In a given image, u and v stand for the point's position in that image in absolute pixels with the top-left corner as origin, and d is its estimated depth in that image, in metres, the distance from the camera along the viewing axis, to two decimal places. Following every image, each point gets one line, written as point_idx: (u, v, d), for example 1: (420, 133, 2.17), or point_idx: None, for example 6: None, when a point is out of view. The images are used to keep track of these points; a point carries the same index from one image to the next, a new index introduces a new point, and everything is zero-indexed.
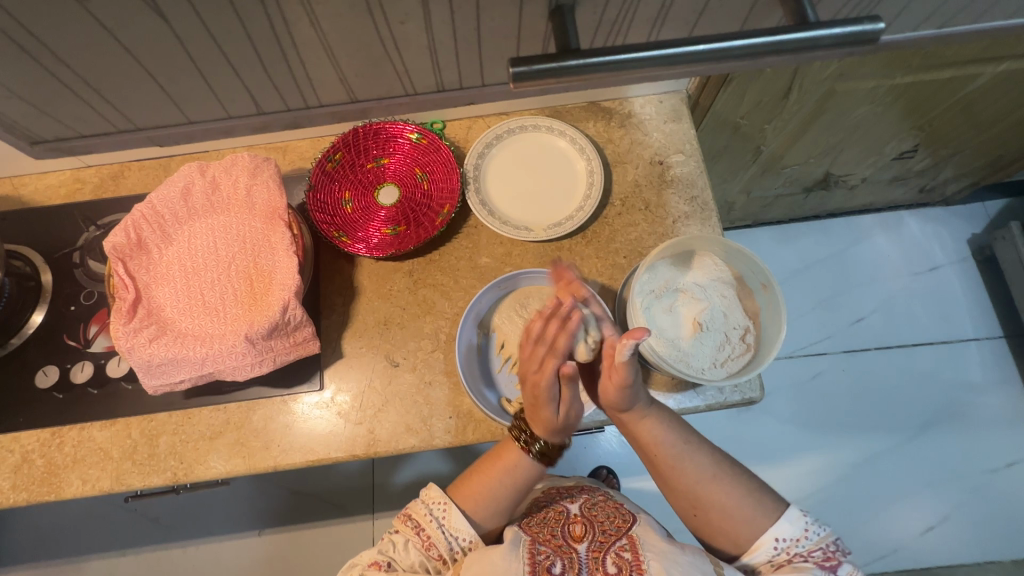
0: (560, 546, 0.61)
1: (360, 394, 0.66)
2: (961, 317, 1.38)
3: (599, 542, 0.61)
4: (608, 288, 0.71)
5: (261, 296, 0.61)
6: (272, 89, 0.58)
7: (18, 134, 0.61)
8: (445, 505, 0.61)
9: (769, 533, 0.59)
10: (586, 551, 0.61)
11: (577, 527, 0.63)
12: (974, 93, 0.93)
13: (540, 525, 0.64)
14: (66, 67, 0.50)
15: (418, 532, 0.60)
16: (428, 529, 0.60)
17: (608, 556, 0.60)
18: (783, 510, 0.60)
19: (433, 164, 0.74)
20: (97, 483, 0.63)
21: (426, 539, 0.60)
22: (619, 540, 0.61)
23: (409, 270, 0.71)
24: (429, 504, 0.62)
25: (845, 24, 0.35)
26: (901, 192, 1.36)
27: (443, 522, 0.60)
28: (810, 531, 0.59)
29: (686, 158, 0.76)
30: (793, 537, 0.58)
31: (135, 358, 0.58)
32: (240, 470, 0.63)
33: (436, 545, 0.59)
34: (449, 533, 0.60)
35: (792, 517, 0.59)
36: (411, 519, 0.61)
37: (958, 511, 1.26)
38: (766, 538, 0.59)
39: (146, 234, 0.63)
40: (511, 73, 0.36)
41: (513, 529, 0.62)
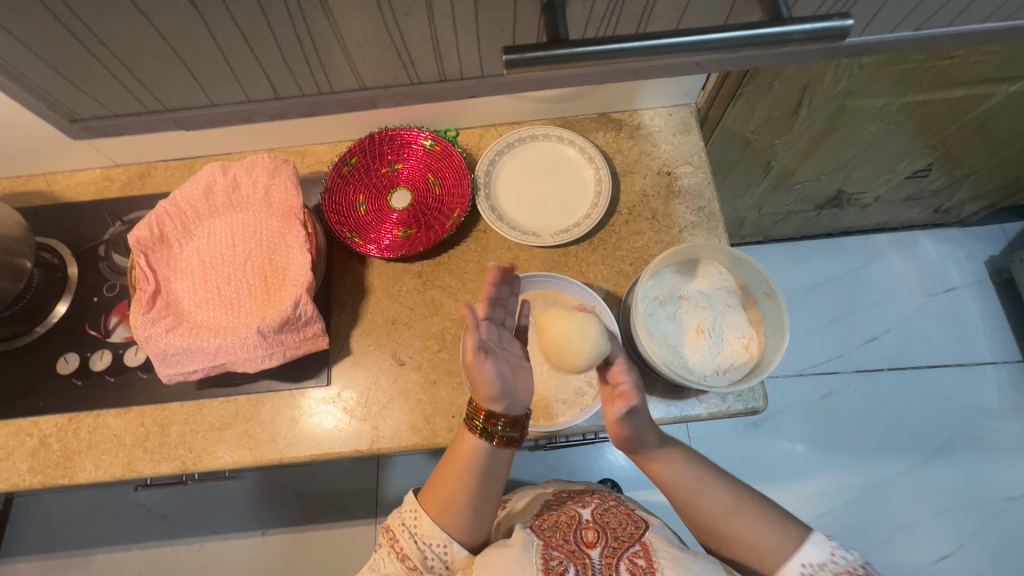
0: (573, 551, 0.61)
1: (366, 391, 0.67)
2: (977, 339, 1.36)
3: (612, 548, 0.62)
4: (613, 295, 0.72)
5: (275, 291, 0.64)
6: (289, 74, 0.60)
7: (58, 109, 0.64)
8: (417, 512, 0.63)
9: (794, 559, 0.58)
10: (599, 557, 0.61)
11: (589, 533, 0.64)
12: (989, 111, 0.93)
13: (552, 530, 0.64)
14: (107, 49, 0.54)
15: (394, 544, 0.62)
16: (402, 540, 0.62)
17: (622, 562, 0.60)
18: (807, 535, 0.60)
19: (445, 170, 0.76)
20: (109, 469, 0.64)
21: (401, 550, 0.61)
22: (633, 546, 0.62)
23: (417, 271, 0.73)
24: (404, 513, 0.64)
25: (815, 20, 0.37)
26: (916, 211, 1.35)
27: (415, 530, 0.62)
28: (838, 555, 0.57)
29: (694, 170, 0.77)
30: (820, 563, 0.57)
31: (152, 347, 0.60)
32: (247, 462, 0.65)
33: (411, 556, 0.61)
34: (423, 542, 0.61)
35: (817, 541, 0.59)
36: (389, 531, 0.64)
37: (975, 539, 1.22)
38: (791, 565, 0.58)
39: (168, 229, 0.66)
40: (504, 60, 0.37)
41: (525, 533, 0.63)
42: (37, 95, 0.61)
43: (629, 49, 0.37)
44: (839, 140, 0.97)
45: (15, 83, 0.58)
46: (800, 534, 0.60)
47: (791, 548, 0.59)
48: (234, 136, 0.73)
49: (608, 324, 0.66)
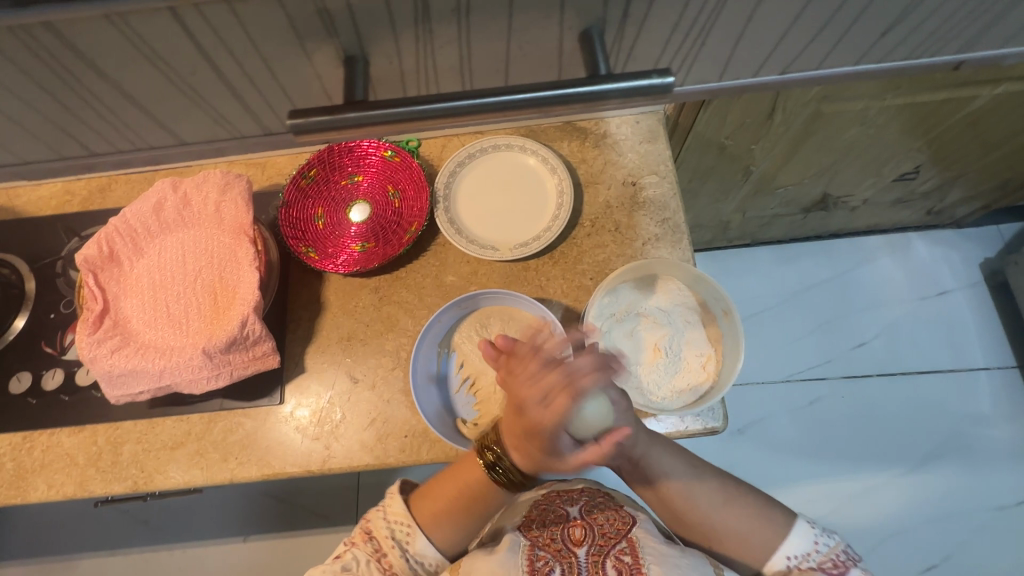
0: (560, 551, 0.61)
1: (319, 409, 0.66)
2: (970, 344, 1.33)
3: (598, 546, 0.61)
4: (573, 310, 0.70)
5: (223, 310, 0.63)
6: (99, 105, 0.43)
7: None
8: (408, 528, 0.62)
9: (781, 551, 0.60)
10: (586, 555, 0.61)
11: (577, 531, 0.63)
12: (977, 112, 0.90)
13: (540, 529, 0.64)
14: None
15: (379, 556, 0.60)
16: (390, 555, 0.60)
17: (608, 560, 0.60)
18: (793, 524, 0.62)
19: (404, 182, 0.75)
20: (61, 488, 0.64)
21: (387, 564, 0.60)
22: (619, 543, 0.61)
23: (374, 286, 0.71)
24: (392, 523, 0.62)
25: (632, 77, 0.27)
26: (907, 213, 1.32)
27: (406, 546, 0.61)
28: (820, 544, 0.60)
29: (660, 180, 0.75)
30: (803, 552, 0.60)
31: (97, 368, 0.60)
32: (199, 481, 0.64)
33: (397, 571, 0.60)
34: (412, 557, 0.61)
35: (801, 531, 0.61)
36: (371, 539, 0.61)
37: (963, 549, 1.19)
38: (778, 557, 0.60)
39: (118, 247, 0.65)
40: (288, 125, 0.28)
41: (513, 535, 0.63)
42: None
43: (431, 112, 0.27)
44: (820, 143, 0.94)
45: None
46: (784, 526, 0.62)
47: (778, 538, 0.61)
48: None
49: None
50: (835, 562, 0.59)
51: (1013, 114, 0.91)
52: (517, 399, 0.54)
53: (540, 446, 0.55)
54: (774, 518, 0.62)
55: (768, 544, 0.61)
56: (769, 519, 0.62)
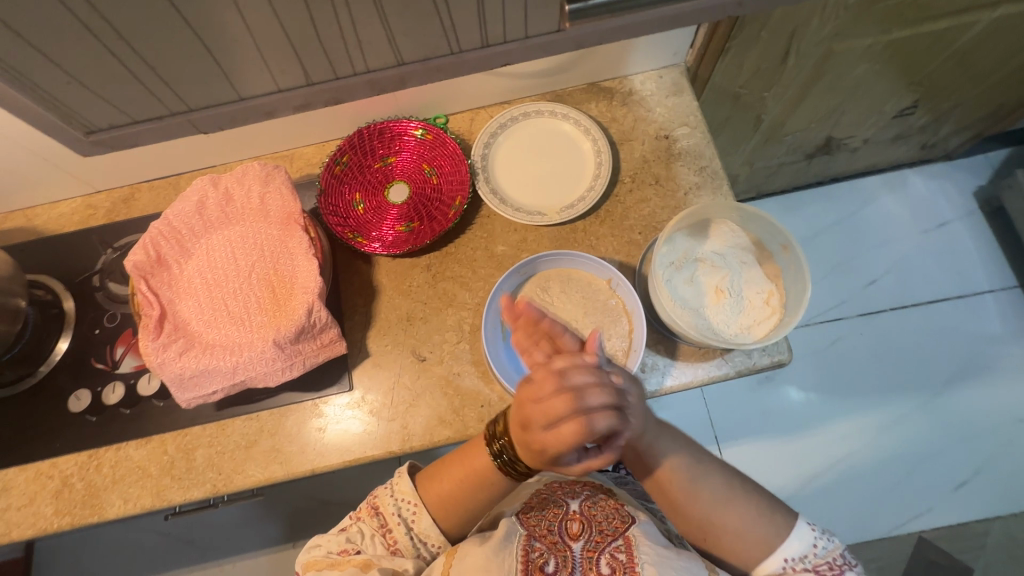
0: (555, 544, 0.62)
1: (390, 391, 0.66)
2: (974, 270, 1.38)
3: (594, 542, 0.62)
4: (626, 265, 0.71)
5: (285, 301, 0.62)
6: (320, 53, 0.59)
7: (72, 121, 0.61)
8: (415, 507, 0.61)
9: (777, 553, 0.60)
10: (581, 550, 0.62)
11: (575, 525, 0.64)
12: (973, 41, 0.93)
13: (538, 519, 0.65)
14: (56, 68, 0.53)
15: (384, 532, 0.60)
16: (396, 531, 0.60)
17: (603, 556, 0.60)
18: (795, 525, 0.61)
19: (440, 158, 0.74)
20: (138, 501, 0.63)
21: (393, 542, 0.60)
22: (615, 541, 0.62)
23: (425, 265, 0.71)
24: (399, 500, 0.62)
25: None
26: (903, 150, 1.36)
27: (411, 524, 0.61)
28: (820, 545, 0.60)
29: (691, 131, 0.76)
30: (802, 555, 0.59)
31: (166, 373, 0.58)
32: (279, 477, 0.63)
33: (402, 548, 0.60)
34: (417, 536, 0.61)
35: (802, 534, 0.60)
36: (378, 514, 0.61)
37: (991, 464, 1.25)
38: (775, 558, 0.60)
39: (166, 250, 0.64)
40: None
41: (509, 523, 0.63)
42: (50, 106, 0.57)
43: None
44: (829, 84, 0.96)
45: (29, 96, 0.55)
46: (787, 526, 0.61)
47: (779, 539, 0.61)
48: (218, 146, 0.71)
49: (626, 296, 0.65)
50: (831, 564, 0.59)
51: (1006, 40, 0.95)
52: (524, 417, 0.53)
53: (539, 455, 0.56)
54: (778, 520, 0.61)
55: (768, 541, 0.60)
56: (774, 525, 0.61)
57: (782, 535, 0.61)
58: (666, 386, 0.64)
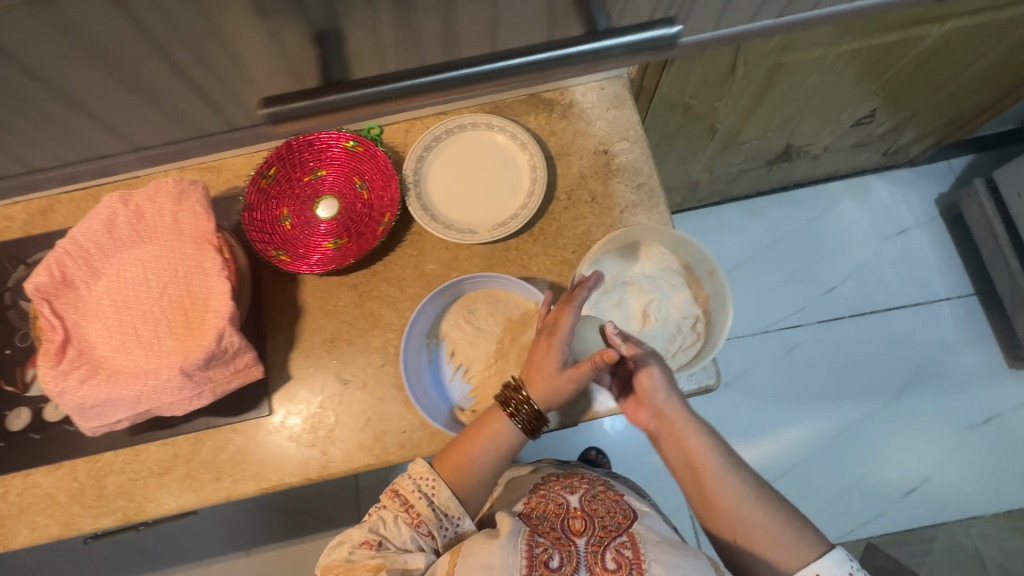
0: (559, 539, 0.60)
1: (311, 416, 0.64)
2: (932, 277, 1.39)
3: (598, 538, 0.60)
4: (558, 285, 0.69)
5: (196, 325, 0.60)
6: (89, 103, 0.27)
7: None
8: (434, 481, 0.59)
9: (811, 568, 0.54)
10: (585, 545, 0.60)
11: (577, 522, 0.63)
12: (925, 52, 0.92)
13: (540, 518, 0.63)
14: None
15: (407, 508, 0.59)
16: (418, 505, 0.58)
17: (607, 552, 0.58)
18: (830, 548, 0.56)
19: (371, 172, 0.72)
20: (46, 530, 0.61)
21: (414, 516, 0.58)
22: (620, 536, 0.60)
23: (352, 283, 0.69)
24: (418, 480, 0.60)
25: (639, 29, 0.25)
26: (866, 156, 1.35)
27: (433, 498, 0.59)
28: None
29: (631, 146, 0.74)
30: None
31: (66, 402, 0.56)
32: (194, 504, 0.62)
33: (425, 522, 0.58)
34: (439, 508, 0.59)
35: (838, 557, 0.55)
36: (399, 496, 0.60)
37: (939, 471, 1.27)
38: (807, 572, 0.54)
39: (71, 271, 0.61)
40: (261, 115, 0.25)
41: (512, 520, 0.61)
42: None
43: (413, 87, 0.25)
44: (781, 94, 0.94)
45: None
46: (818, 547, 0.56)
47: (809, 553, 0.55)
48: None
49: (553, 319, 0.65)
50: None
51: (955, 53, 0.94)
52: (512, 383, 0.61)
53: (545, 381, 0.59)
54: (809, 538, 0.56)
55: (798, 553, 0.55)
56: (794, 537, 0.56)
57: (813, 551, 0.55)
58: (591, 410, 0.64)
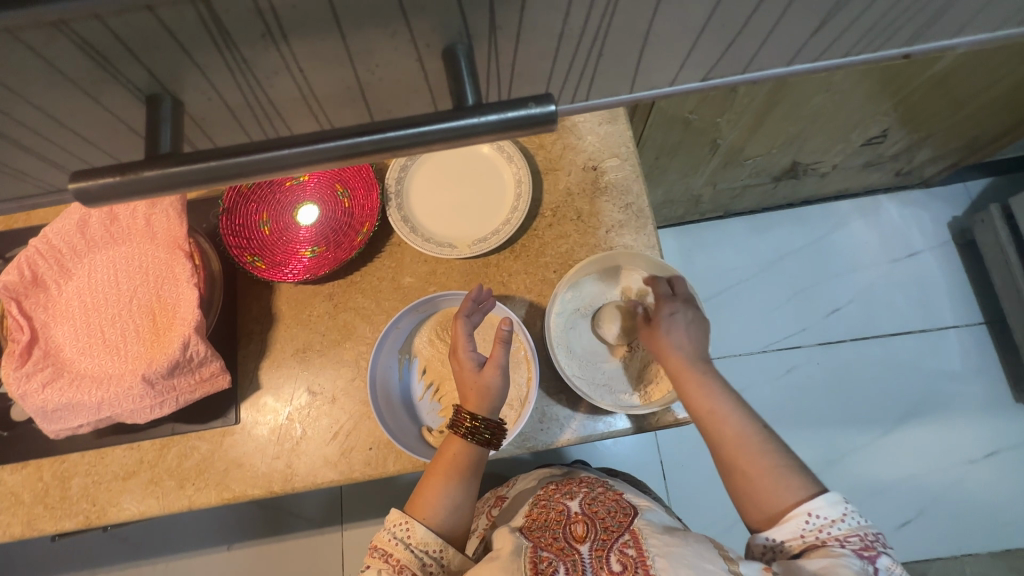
0: (562, 549, 0.57)
1: (278, 427, 0.63)
2: (940, 304, 1.34)
3: (601, 540, 0.58)
4: (537, 305, 0.67)
5: (163, 332, 0.59)
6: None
7: None
8: (407, 523, 0.57)
9: (802, 507, 0.51)
10: (589, 551, 0.57)
11: (578, 527, 0.60)
12: (939, 74, 0.88)
13: (541, 530, 0.61)
14: None
15: (386, 558, 0.55)
16: (396, 552, 0.55)
17: (612, 554, 0.56)
18: (823, 491, 0.53)
19: (353, 180, 0.70)
20: (8, 529, 0.61)
21: (396, 563, 0.55)
22: (622, 536, 0.57)
23: (328, 293, 0.68)
24: (392, 527, 0.57)
25: (506, 108, 0.22)
26: (877, 176, 1.31)
27: (409, 539, 0.56)
28: (850, 517, 0.51)
29: (621, 163, 0.72)
30: (829, 517, 0.50)
31: (29, 404, 0.56)
32: (155, 511, 0.61)
33: (407, 565, 0.54)
34: (417, 548, 0.56)
35: (832, 499, 0.51)
36: (377, 548, 0.56)
37: (935, 504, 1.23)
38: (798, 511, 0.51)
39: (42, 270, 0.60)
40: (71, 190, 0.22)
41: (513, 537, 0.59)
42: None
43: (234, 168, 0.21)
44: (786, 112, 0.91)
45: None
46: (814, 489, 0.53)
47: (798, 495, 0.52)
48: None
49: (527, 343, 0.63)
50: (861, 540, 0.49)
51: (972, 77, 0.90)
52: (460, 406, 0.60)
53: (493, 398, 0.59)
54: (800, 480, 0.53)
55: (789, 493, 0.53)
56: (794, 477, 0.54)
57: (805, 493, 0.52)
58: (564, 438, 0.62)
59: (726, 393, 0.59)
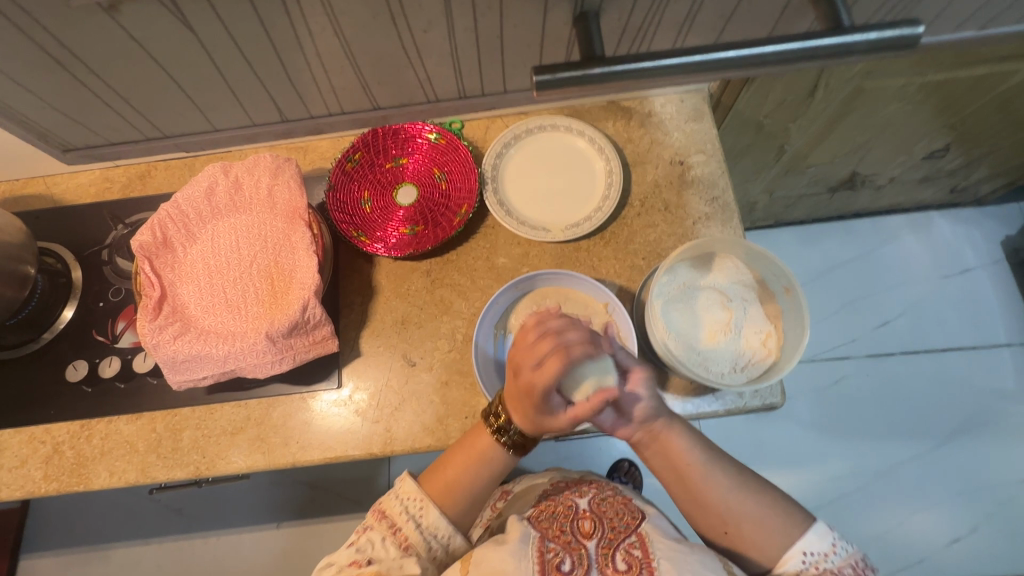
0: (569, 543, 0.60)
1: (377, 393, 0.66)
2: (992, 322, 1.34)
3: (608, 539, 0.60)
4: (626, 290, 0.70)
5: (281, 295, 0.62)
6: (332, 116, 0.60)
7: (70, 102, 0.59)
8: (422, 501, 0.61)
9: (797, 546, 0.57)
10: (595, 548, 0.60)
11: (586, 523, 0.62)
12: (1011, 90, 0.90)
13: (549, 521, 0.63)
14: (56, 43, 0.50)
15: (394, 531, 0.59)
16: (405, 528, 0.59)
17: (617, 552, 0.59)
18: (811, 523, 0.59)
19: (451, 164, 0.74)
20: (123, 475, 0.64)
21: (403, 538, 0.59)
22: (629, 537, 0.60)
23: (425, 270, 0.71)
24: (405, 499, 0.61)
25: (882, 28, 0.32)
26: (931, 192, 1.32)
27: (420, 520, 0.60)
28: (839, 547, 0.57)
29: (707, 159, 0.74)
30: (821, 552, 0.57)
31: (160, 355, 0.60)
32: (260, 466, 0.64)
33: (414, 545, 0.59)
34: (427, 532, 0.60)
35: (820, 530, 0.58)
36: (386, 517, 0.60)
37: (987, 521, 1.22)
38: (794, 552, 0.57)
39: (171, 233, 0.65)
40: (534, 81, 0.33)
41: (522, 526, 0.62)
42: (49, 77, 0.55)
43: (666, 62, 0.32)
44: (857, 120, 0.93)
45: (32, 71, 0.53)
46: (803, 523, 0.59)
47: (793, 535, 0.58)
48: (235, 134, 0.71)
49: (622, 324, 0.65)
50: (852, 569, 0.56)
51: None
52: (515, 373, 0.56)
53: (533, 407, 0.56)
54: (792, 516, 0.59)
55: (784, 538, 0.58)
56: (783, 519, 0.59)
57: (797, 532, 0.58)
58: None
59: (695, 441, 0.62)
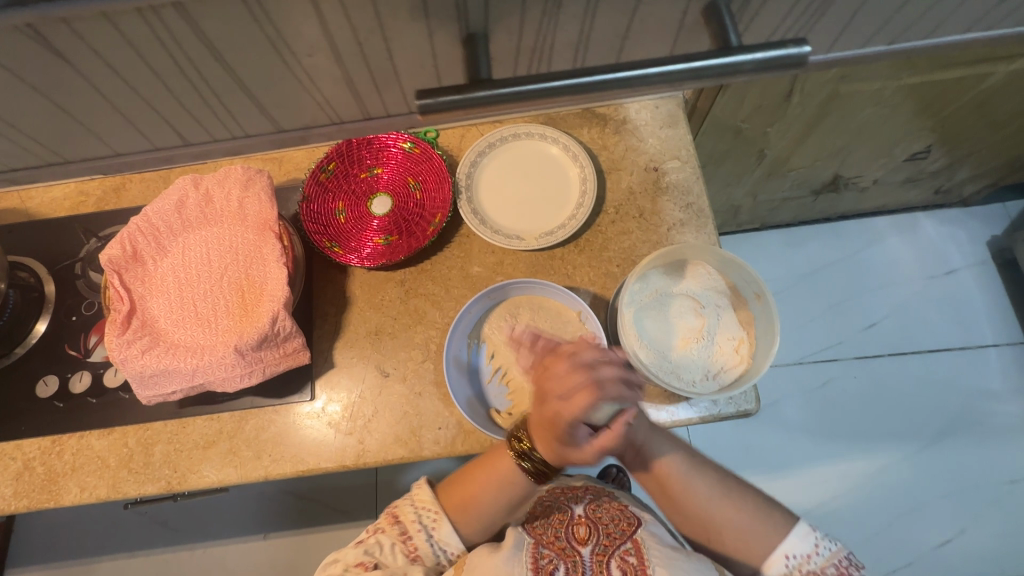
0: (564, 549, 0.63)
1: (351, 404, 0.66)
2: (979, 323, 1.34)
3: (603, 546, 0.63)
4: (600, 298, 0.70)
5: (251, 307, 0.62)
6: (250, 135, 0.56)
7: None
8: (436, 514, 0.63)
9: (780, 550, 0.60)
10: (590, 554, 0.63)
11: (581, 530, 0.65)
12: (987, 91, 0.90)
13: (545, 527, 0.66)
14: None
15: (405, 539, 0.61)
16: (416, 538, 0.62)
17: (613, 560, 0.62)
18: (794, 526, 0.61)
19: (426, 173, 0.74)
20: (94, 491, 0.64)
21: (413, 548, 0.62)
22: (624, 544, 0.63)
23: (400, 279, 0.71)
24: (420, 509, 0.63)
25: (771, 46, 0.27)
26: (915, 193, 1.32)
27: (433, 532, 0.63)
28: (821, 547, 0.59)
29: (682, 165, 0.74)
30: (804, 555, 0.59)
31: (128, 369, 0.59)
32: (233, 479, 0.64)
33: (423, 555, 0.62)
34: (437, 544, 0.63)
35: (801, 532, 0.60)
36: (399, 523, 0.62)
37: (976, 522, 1.21)
38: (778, 556, 0.59)
39: (141, 246, 0.64)
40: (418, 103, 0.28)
41: (517, 533, 0.65)
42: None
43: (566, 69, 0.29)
44: (834, 123, 0.93)
45: None
46: (786, 526, 0.61)
47: (778, 539, 0.60)
48: None
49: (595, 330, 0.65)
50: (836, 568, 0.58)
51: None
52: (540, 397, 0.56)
53: (557, 438, 0.57)
54: (775, 518, 0.62)
55: (767, 543, 0.60)
56: (770, 521, 0.62)
57: (781, 534, 0.61)
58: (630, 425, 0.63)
59: (676, 453, 0.65)
